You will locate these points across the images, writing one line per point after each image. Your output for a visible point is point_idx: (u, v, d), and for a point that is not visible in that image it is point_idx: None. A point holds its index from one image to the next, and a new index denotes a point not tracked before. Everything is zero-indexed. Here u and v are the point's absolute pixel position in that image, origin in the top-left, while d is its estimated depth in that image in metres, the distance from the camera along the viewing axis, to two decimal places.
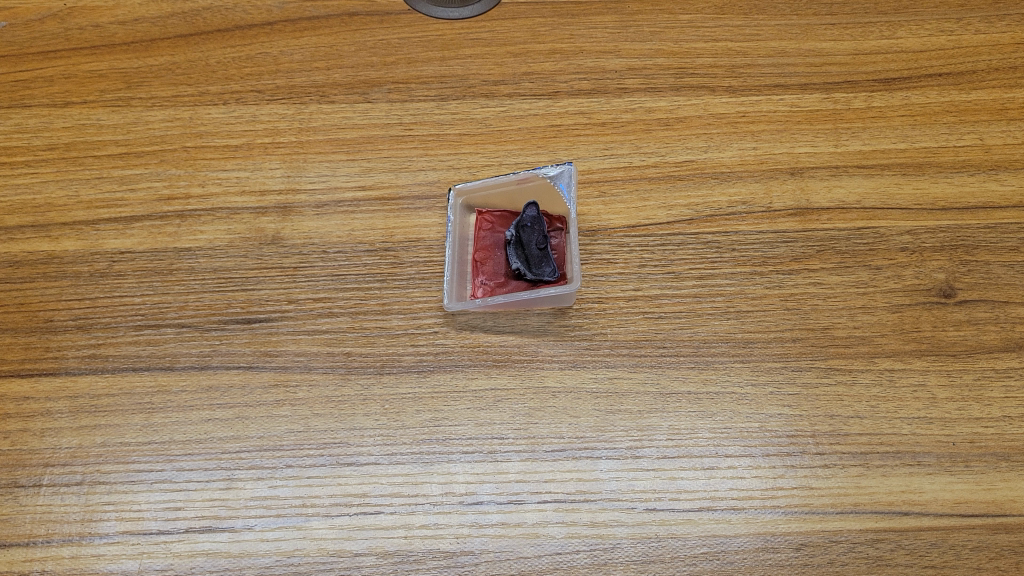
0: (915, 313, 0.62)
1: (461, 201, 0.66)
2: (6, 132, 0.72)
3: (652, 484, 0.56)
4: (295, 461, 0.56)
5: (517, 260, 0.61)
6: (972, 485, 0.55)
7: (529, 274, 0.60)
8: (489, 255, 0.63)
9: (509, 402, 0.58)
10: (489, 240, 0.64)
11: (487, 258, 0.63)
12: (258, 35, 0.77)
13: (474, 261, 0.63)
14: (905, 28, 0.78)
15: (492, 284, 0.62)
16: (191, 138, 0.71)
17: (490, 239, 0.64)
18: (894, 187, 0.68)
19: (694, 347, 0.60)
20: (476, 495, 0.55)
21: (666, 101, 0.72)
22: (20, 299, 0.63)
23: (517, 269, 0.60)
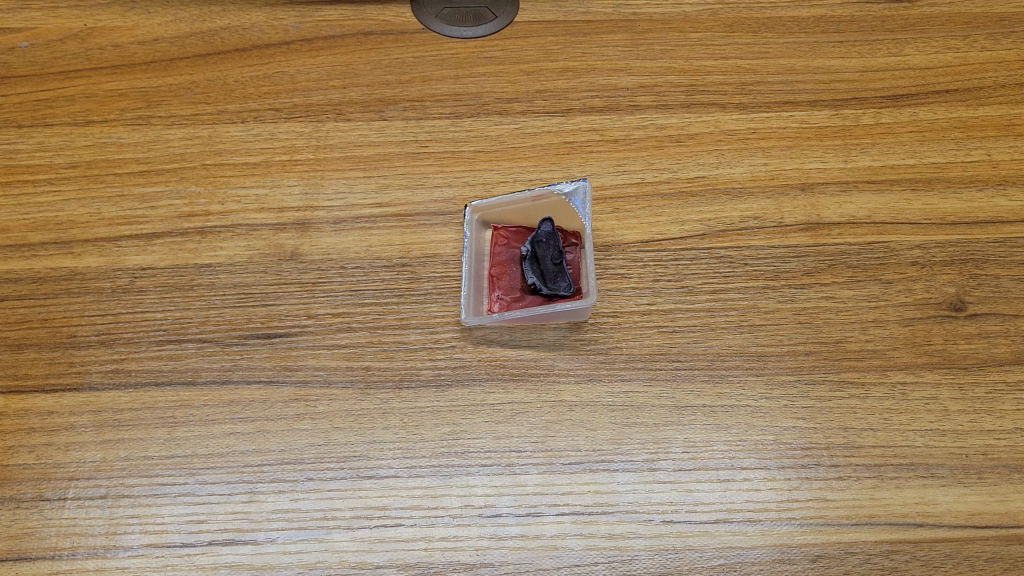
0: (926, 326, 0.63)
1: (477, 218, 0.67)
2: (27, 150, 0.71)
3: (669, 496, 0.56)
4: (316, 474, 0.57)
5: (534, 275, 0.62)
6: (985, 497, 0.56)
7: (544, 288, 0.61)
8: (505, 271, 0.64)
9: (526, 416, 0.59)
10: (505, 256, 0.65)
11: (503, 274, 0.64)
12: (276, 54, 0.77)
13: (489, 277, 0.64)
14: (912, 45, 0.79)
15: (508, 298, 0.63)
16: (211, 156, 0.71)
17: (506, 255, 0.65)
18: (904, 203, 0.69)
19: (709, 360, 0.61)
20: (495, 507, 0.56)
21: (677, 117, 0.74)
22: (43, 316, 0.63)
23: (533, 284, 0.61)
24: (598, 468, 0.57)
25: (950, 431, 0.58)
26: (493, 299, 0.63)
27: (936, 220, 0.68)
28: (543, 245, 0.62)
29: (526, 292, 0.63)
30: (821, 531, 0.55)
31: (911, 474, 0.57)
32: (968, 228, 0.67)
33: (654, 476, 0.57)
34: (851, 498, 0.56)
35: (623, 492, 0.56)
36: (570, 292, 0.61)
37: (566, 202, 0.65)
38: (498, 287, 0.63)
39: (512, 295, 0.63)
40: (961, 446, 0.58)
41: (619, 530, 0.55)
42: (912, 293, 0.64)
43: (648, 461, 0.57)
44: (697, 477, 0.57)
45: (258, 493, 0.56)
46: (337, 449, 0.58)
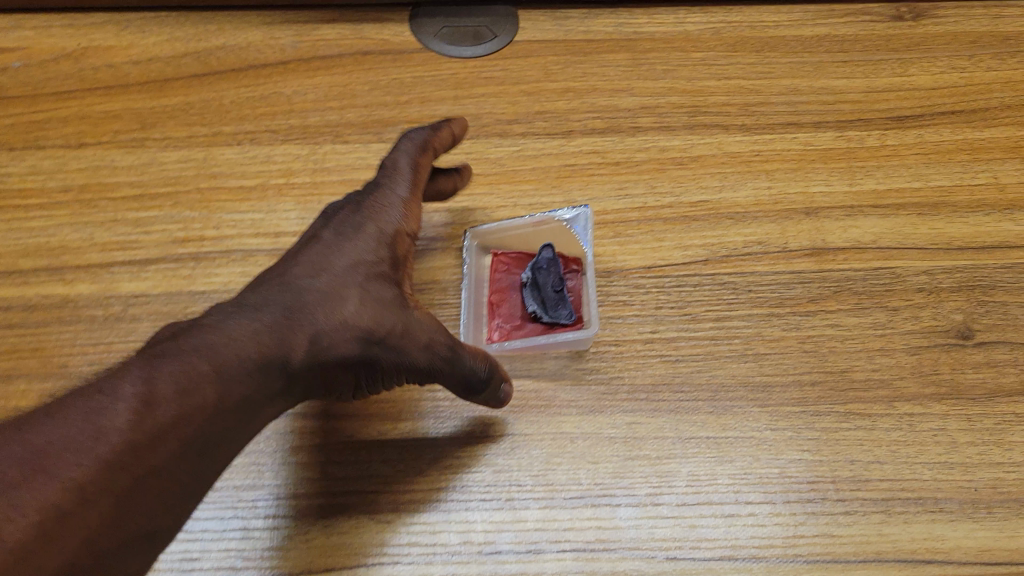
0: (933, 355, 0.62)
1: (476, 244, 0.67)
2: (19, 174, 0.70)
3: (672, 532, 0.55)
4: (311, 510, 0.55)
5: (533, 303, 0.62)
6: (995, 532, 0.55)
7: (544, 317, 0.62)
8: (504, 298, 0.64)
9: (526, 449, 0.58)
10: (505, 282, 0.65)
11: (503, 300, 0.64)
12: (272, 74, 0.76)
13: (489, 303, 0.64)
14: (917, 65, 0.78)
15: (508, 326, 0.63)
16: (205, 179, 0.69)
17: (505, 281, 0.65)
18: (910, 227, 0.68)
19: (712, 391, 0.60)
20: (494, 544, 0.54)
21: (680, 140, 0.73)
22: (33, 345, 0.61)
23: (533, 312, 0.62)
24: (600, 503, 0.56)
25: (958, 463, 0.57)
26: (493, 326, 0.63)
27: (942, 245, 0.67)
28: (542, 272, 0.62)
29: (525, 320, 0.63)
30: (829, 568, 0.53)
31: (919, 509, 0.55)
32: (975, 253, 0.67)
33: (657, 511, 0.55)
34: (858, 534, 0.55)
35: (626, 528, 0.55)
36: (569, 319, 0.61)
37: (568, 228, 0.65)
38: (498, 314, 0.63)
39: (511, 323, 0.63)
40: (970, 480, 0.57)
41: (622, 567, 0.53)
42: (918, 320, 0.63)
43: (651, 496, 0.56)
44: (701, 512, 0.55)
45: (252, 529, 0.55)
46: (332, 484, 0.57)
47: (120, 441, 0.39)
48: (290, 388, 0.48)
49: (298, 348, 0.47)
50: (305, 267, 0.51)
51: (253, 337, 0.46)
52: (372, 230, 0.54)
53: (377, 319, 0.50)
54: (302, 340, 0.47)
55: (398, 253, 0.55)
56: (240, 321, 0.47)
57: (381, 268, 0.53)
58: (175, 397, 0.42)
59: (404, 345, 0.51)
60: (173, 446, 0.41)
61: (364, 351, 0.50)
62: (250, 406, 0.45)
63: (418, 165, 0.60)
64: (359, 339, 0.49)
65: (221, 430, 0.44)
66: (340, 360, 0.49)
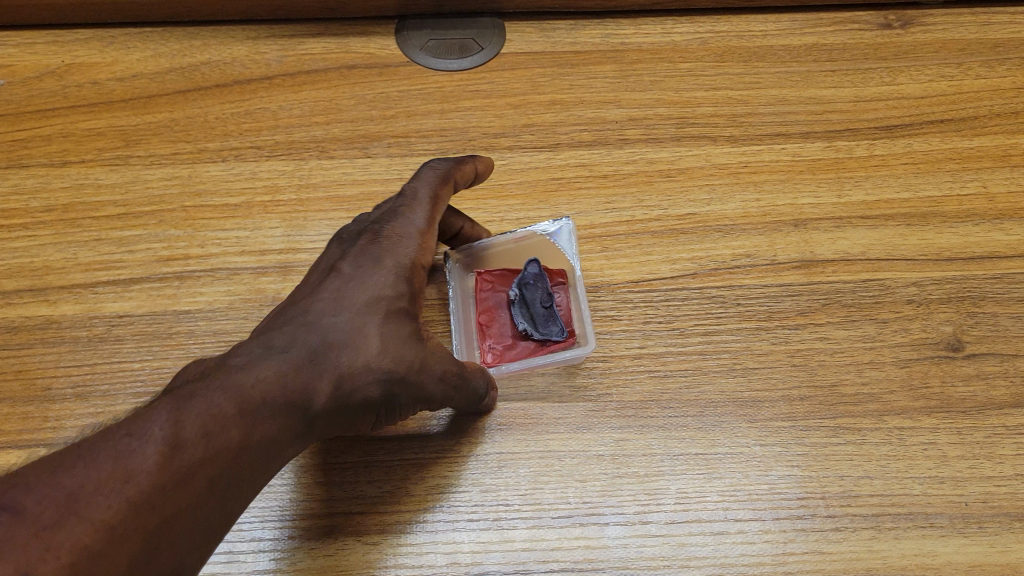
0: (923, 368, 0.61)
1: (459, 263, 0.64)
2: (3, 193, 0.70)
3: (661, 550, 0.54)
4: (297, 532, 0.55)
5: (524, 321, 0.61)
6: (986, 547, 0.54)
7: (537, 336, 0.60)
8: (494, 317, 0.62)
9: (514, 467, 0.57)
10: (492, 300, 0.63)
11: (492, 320, 0.62)
12: (258, 89, 0.76)
13: (479, 324, 0.62)
14: (905, 74, 0.78)
15: (500, 346, 0.61)
16: (190, 197, 0.69)
17: (493, 299, 0.63)
18: (900, 238, 0.68)
19: (701, 407, 0.60)
20: (482, 565, 0.54)
21: (667, 151, 0.72)
22: (17, 367, 0.61)
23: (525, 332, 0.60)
24: (588, 522, 0.55)
25: (949, 478, 0.57)
26: (485, 348, 0.61)
27: (932, 256, 0.67)
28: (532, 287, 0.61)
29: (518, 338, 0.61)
30: None
31: (910, 524, 0.55)
32: (965, 264, 0.66)
33: (645, 529, 0.55)
34: (848, 551, 0.54)
35: (614, 547, 0.54)
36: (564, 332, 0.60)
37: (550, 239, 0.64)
38: (490, 335, 0.61)
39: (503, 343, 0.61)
40: (960, 494, 0.56)
41: None
42: (908, 333, 0.63)
43: (639, 514, 0.56)
44: (690, 530, 0.55)
45: (237, 553, 0.54)
46: (318, 505, 0.56)
47: (147, 481, 0.40)
48: (310, 430, 0.47)
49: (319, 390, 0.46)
50: (326, 303, 0.49)
51: (275, 380, 0.45)
52: (392, 260, 0.51)
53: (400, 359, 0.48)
54: (323, 382, 0.46)
55: (416, 286, 0.51)
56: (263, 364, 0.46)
57: (400, 303, 0.50)
58: (199, 441, 0.42)
59: (422, 381, 0.50)
60: (198, 489, 0.41)
61: (383, 391, 0.48)
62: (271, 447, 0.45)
63: (437, 196, 0.56)
64: (380, 379, 0.48)
65: (241, 476, 0.43)
66: (359, 399, 0.48)
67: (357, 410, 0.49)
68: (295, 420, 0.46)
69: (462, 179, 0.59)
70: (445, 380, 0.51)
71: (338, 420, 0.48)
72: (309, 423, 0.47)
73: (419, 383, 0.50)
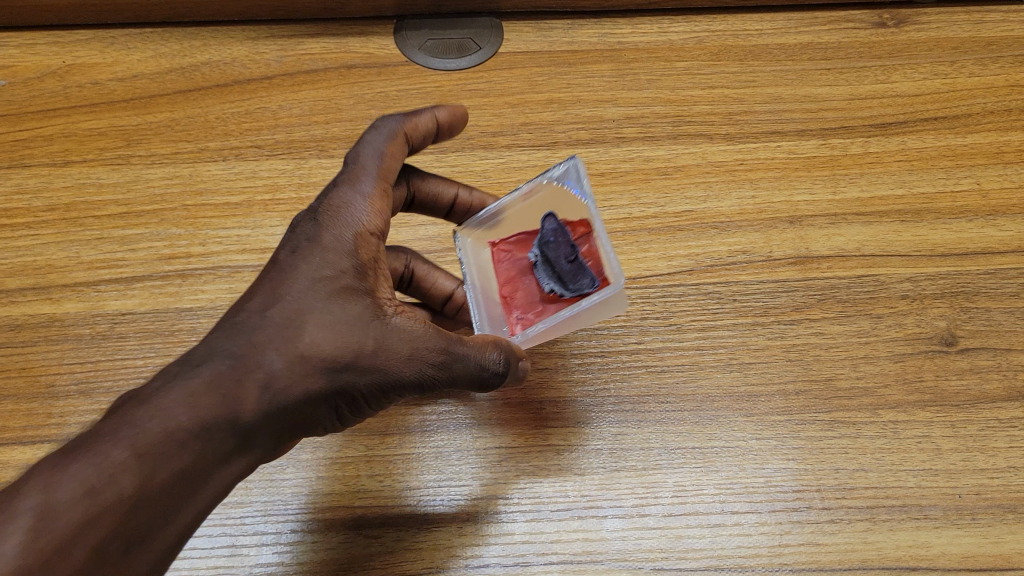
0: (917, 362, 0.62)
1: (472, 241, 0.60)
2: (6, 193, 0.70)
3: (659, 543, 0.55)
4: (299, 526, 0.56)
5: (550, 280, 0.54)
6: (979, 539, 0.55)
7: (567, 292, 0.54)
8: (517, 286, 0.57)
9: (513, 461, 0.58)
10: (514, 269, 0.57)
11: (516, 290, 0.57)
12: (257, 89, 0.76)
13: (503, 298, 0.57)
14: (900, 72, 0.79)
15: (529, 315, 0.55)
16: (191, 196, 0.69)
17: (514, 268, 0.57)
18: (894, 234, 0.68)
19: (698, 401, 0.60)
20: (481, 557, 0.54)
21: (664, 149, 0.73)
22: (21, 365, 0.61)
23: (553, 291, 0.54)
24: (586, 514, 0.56)
25: (942, 470, 0.58)
26: (513, 320, 0.56)
27: (926, 252, 0.67)
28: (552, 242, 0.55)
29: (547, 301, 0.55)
30: None
31: (904, 516, 0.56)
32: (958, 259, 0.67)
33: (643, 522, 0.56)
34: (842, 543, 0.55)
35: (612, 540, 0.55)
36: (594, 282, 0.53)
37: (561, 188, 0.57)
38: (516, 306, 0.56)
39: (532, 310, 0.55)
40: (954, 486, 0.57)
41: None
42: (902, 327, 0.64)
43: (637, 507, 0.56)
44: (687, 523, 0.56)
45: (240, 546, 0.55)
46: (320, 499, 0.57)
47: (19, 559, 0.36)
48: (248, 445, 0.43)
49: (249, 397, 0.43)
50: (256, 302, 0.46)
51: (187, 402, 0.41)
52: (331, 243, 0.48)
53: (342, 344, 0.45)
54: (251, 388, 0.43)
55: (364, 261, 0.49)
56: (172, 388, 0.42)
57: (343, 282, 0.47)
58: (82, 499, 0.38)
59: (381, 363, 0.46)
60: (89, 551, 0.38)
61: (330, 382, 0.45)
62: (200, 473, 0.41)
63: (384, 154, 0.52)
64: (321, 370, 0.44)
65: (151, 520, 0.40)
66: (303, 397, 0.44)
67: (305, 410, 0.45)
68: (225, 436, 0.42)
69: (415, 131, 0.55)
70: (410, 359, 0.47)
71: (286, 425, 0.45)
72: (244, 438, 0.43)
73: (373, 367, 0.46)
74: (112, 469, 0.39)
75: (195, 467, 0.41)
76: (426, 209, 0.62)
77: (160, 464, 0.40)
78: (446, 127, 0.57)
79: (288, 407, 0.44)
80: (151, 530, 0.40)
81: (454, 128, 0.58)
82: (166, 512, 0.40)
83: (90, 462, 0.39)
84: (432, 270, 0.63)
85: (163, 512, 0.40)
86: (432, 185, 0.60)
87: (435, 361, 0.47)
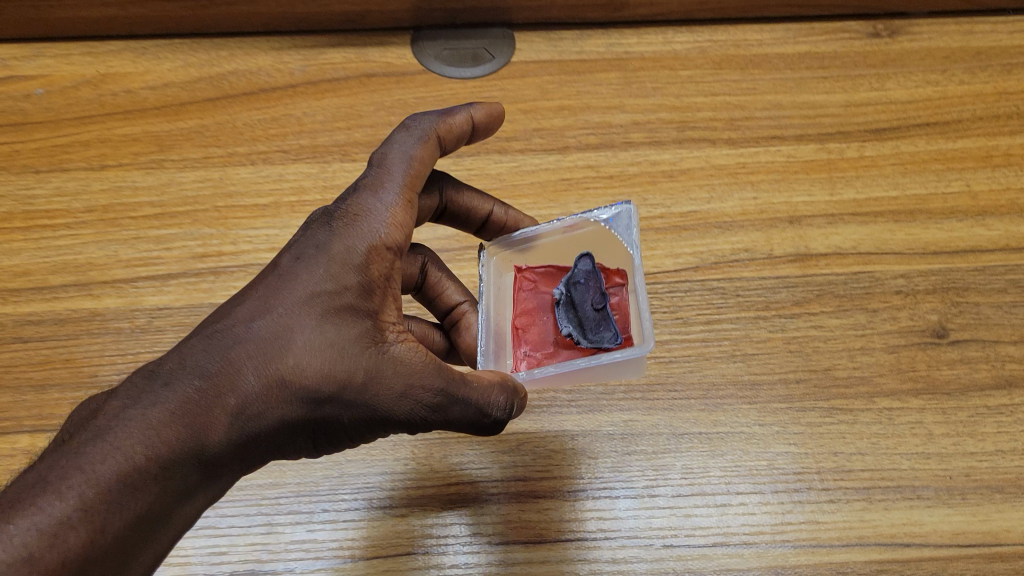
0: (910, 353, 0.66)
1: (495, 261, 0.62)
2: (46, 195, 0.74)
3: (668, 521, 0.59)
4: (331, 505, 0.59)
5: (568, 323, 0.56)
6: (969, 517, 0.59)
7: (585, 339, 0.55)
8: (532, 321, 0.59)
9: (530, 446, 0.62)
10: (531, 303, 0.60)
11: (529, 325, 0.59)
12: (282, 97, 0.80)
13: (515, 327, 0.59)
14: (893, 80, 0.83)
15: (537, 354, 0.57)
16: (222, 198, 0.73)
17: (532, 301, 0.60)
18: (888, 233, 0.72)
19: (704, 390, 0.64)
20: (502, 535, 0.58)
21: (669, 153, 0.77)
22: (65, 356, 0.65)
23: (569, 334, 0.56)
24: (600, 495, 0.60)
25: (934, 453, 0.61)
26: (520, 355, 0.58)
27: (918, 250, 0.71)
28: (582, 285, 0.57)
29: (559, 343, 0.57)
30: (814, 552, 0.57)
31: (898, 496, 0.60)
32: (949, 257, 0.71)
33: (653, 502, 0.59)
34: (841, 521, 0.59)
35: (625, 518, 0.59)
36: (617, 339, 0.55)
37: (608, 230, 0.59)
38: (525, 340, 0.58)
39: (542, 348, 0.58)
40: (945, 468, 0.61)
41: (622, 555, 0.57)
42: (896, 321, 0.67)
43: (647, 488, 0.60)
44: (695, 502, 0.59)
45: (276, 525, 0.59)
46: (350, 482, 0.60)
47: None
48: (217, 475, 0.42)
49: (218, 427, 0.41)
50: (240, 317, 0.44)
51: (157, 433, 0.40)
52: (335, 255, 0.45)
53: (330, 371, 0.43)
54: (221, 416, 0.41)
55: (373, 277, 0.46)
56: (142, 414, 0.40)
57: (341, 302, 0.45)
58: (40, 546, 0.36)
59: (367, 397, 0.44)
60: None
61: (308, 412, 0.44)
62: (160, 514, 0.40)
63: (413, 159, 0.51)
64: (300, 400, 0.43)
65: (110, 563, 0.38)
66: (277, 426, 0.43)
67: (279, 438, 0.44)
68: (193, 472, 0.41)
69: (449, 134, 0.54)
70: (401, 396, 0.45)
71: (257, 454, 0.43)
72: (215, 469, 0.41)
73: (362, 399, 0.44)
74: (65, 517, 0.37)
75: (155, 510, 0.39)
76: (458, 220, 0.63)
77: (119, 507, 0.38)
78: (480, 126, 0.57)
79: (260, 435, 0.43)
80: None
81: (489, 126, 0.58)
82: (126, 555, 0.39)
83: (41, 510, 0.37)
84: (446, 280, 0.63)
85: (116, 559, 0.38)
86: (465, 199, 0.62)
87: (429, 399, 0.45)
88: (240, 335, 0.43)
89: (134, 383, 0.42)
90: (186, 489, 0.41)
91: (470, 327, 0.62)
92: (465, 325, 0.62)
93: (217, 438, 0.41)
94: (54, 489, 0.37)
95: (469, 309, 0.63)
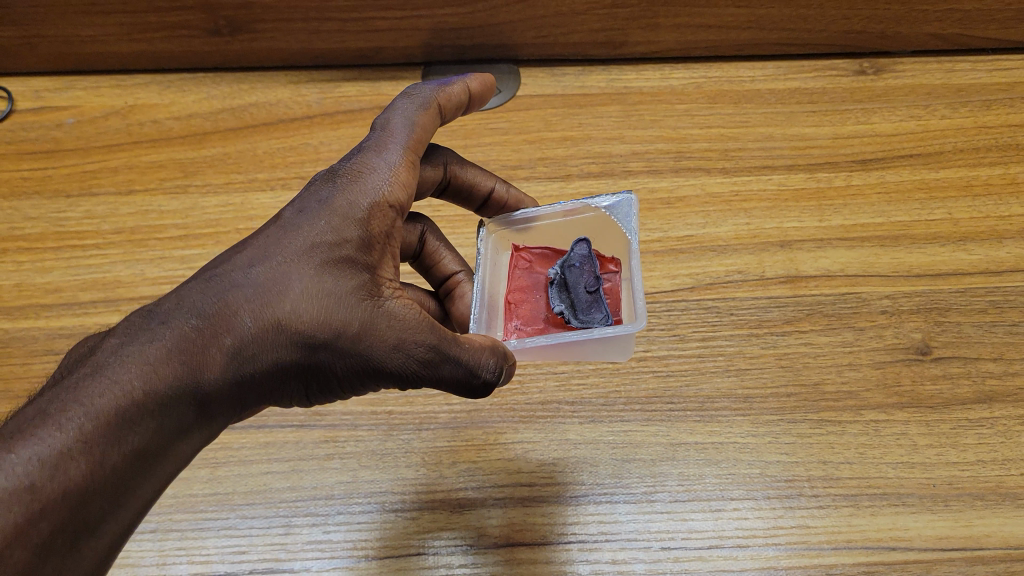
0: (896, 369, 0.69)
1: (491, 239, 0.66)
2: (76, 218, 0.78)
3: (666, 525, 0.62)
4: (345, 508, 0.63)
5: (560, 303, 0.62)
6: (951, 522, 0.61)
7: (575, 320, 0.61)
8: (524, 298, 0.64)
9: (534, 453, 0.65)
10: (525, 281, 0.65)
11: (522, 301, 0.64)
12: (300, 127, 0.85)
13: (508, 302, 0.64)
14: (879, 114, 0.87)
15: (527, 327, 0.62)
16: (244, 221, 0.77)
17: (526, 280, 0.65)
18: (873, 257, 0.76)
19: (699, 402, 0.67)
20: (509, 537, 0.61)
21: (666, 181, 0.81)
22: None
23: (560, 312, 0.61)
24: (601, 500, 0.63)
25: (918, 463, 0.64)
26: (511, 327, 0.62)
27: (903, 272, 0.75)
28: (577, 269, 0.62)
29: (549, 321, 0.63)
30: (804, 554, 0.60)
31: (884, 502, 0.63)
32: (932, 279, 0.74)
33: (651, 507, 0.63)
34: (829, 525, 0.62)
35: (625, 521, 0.62)
36: (607, 321, 0.60)
37: (609, 217, 0.64)
38: (517, 315, 0.63)
39: (533, 324, 0.63)
40: (928, 477, 0.64)
41: (622, 556, 0.60)
42: (882, 338, 0.71)
43: (647, 493, 0.63)
44: (691, 507, 0.62)
45: (294, 526, 0.62)
46: (363, 486, 0.64)
47: None
48: (212, 413, 0.44)
49: (215, 365, 0.44)
50: (239, 264, 0.46)
51: (156, 369, 0.42)
52: (336, 208, 0.48)
53: (324, 319, 0.46)
54: (218, 355, 0.44)
55: (372, 233, 0.49)
56: (142, 351, 0.42)
57: (339, 255, 0.47)
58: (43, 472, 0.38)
59: (360, 347, 0.47)
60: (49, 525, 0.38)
61: (303, 356, 0.46)
62: (157, 448, 0.42)
63: (415, 125, 0.54)
64: (296, 343, 0.46)
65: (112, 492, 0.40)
66: (270, 369, 0.46)
67: (272, 381, 0.46)
68: (190, 408, 0.43)
69: (448, 100, 0.57)
70: (392, 347, 0.47)
71: (249, 396, 0.46)
72: (209, 406, 0.44)
73: (354, 349, 0.47)
74: (65, 447, 0.39)
75: (153, 442, 0.42)
76: (460, 196, 0.65)
77: (117, 439, 0.40)
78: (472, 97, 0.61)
79: (254, 377, 0.45)
80: (103, 508, 0.40)
81: (480, 97, 0.62)
82: (125, 486, 0.41)
83: (42, 440, 0.38)
84: (442, 250, 0.67)
85: (115, 490, 0.40)
86: (467, 174, 0.64)
87: (420, 354, 0.48)
88: (239, 281, 0.46)
89: (134, 323, 0.44)
90: (182, 425, 0.43)
91: (462, 296, 0.66)
92: (459, 295, 0.66)
93: (213, 376, 0.44)
94: (55, 422, 0.39)
95: (465, 279, 0.66)
